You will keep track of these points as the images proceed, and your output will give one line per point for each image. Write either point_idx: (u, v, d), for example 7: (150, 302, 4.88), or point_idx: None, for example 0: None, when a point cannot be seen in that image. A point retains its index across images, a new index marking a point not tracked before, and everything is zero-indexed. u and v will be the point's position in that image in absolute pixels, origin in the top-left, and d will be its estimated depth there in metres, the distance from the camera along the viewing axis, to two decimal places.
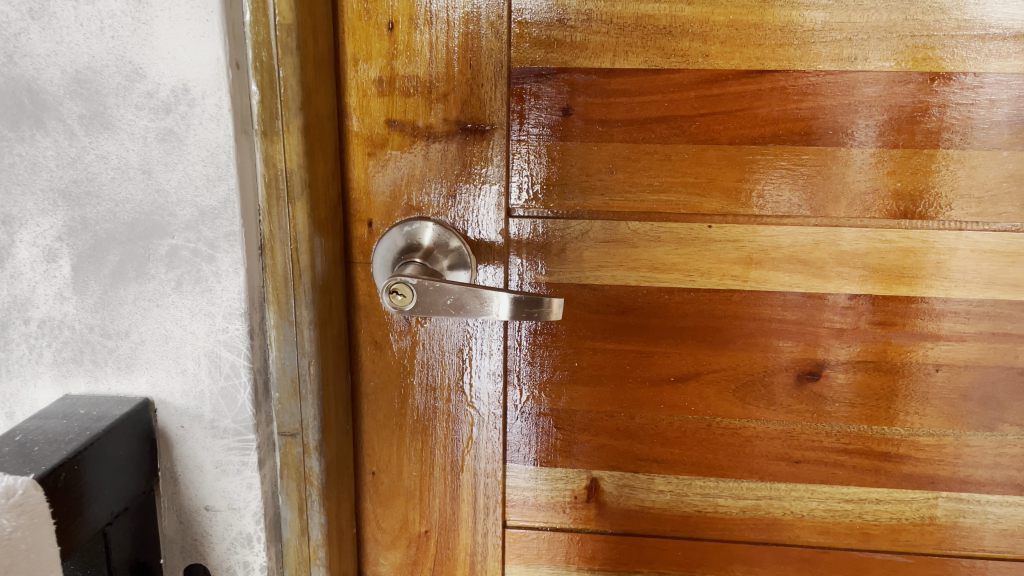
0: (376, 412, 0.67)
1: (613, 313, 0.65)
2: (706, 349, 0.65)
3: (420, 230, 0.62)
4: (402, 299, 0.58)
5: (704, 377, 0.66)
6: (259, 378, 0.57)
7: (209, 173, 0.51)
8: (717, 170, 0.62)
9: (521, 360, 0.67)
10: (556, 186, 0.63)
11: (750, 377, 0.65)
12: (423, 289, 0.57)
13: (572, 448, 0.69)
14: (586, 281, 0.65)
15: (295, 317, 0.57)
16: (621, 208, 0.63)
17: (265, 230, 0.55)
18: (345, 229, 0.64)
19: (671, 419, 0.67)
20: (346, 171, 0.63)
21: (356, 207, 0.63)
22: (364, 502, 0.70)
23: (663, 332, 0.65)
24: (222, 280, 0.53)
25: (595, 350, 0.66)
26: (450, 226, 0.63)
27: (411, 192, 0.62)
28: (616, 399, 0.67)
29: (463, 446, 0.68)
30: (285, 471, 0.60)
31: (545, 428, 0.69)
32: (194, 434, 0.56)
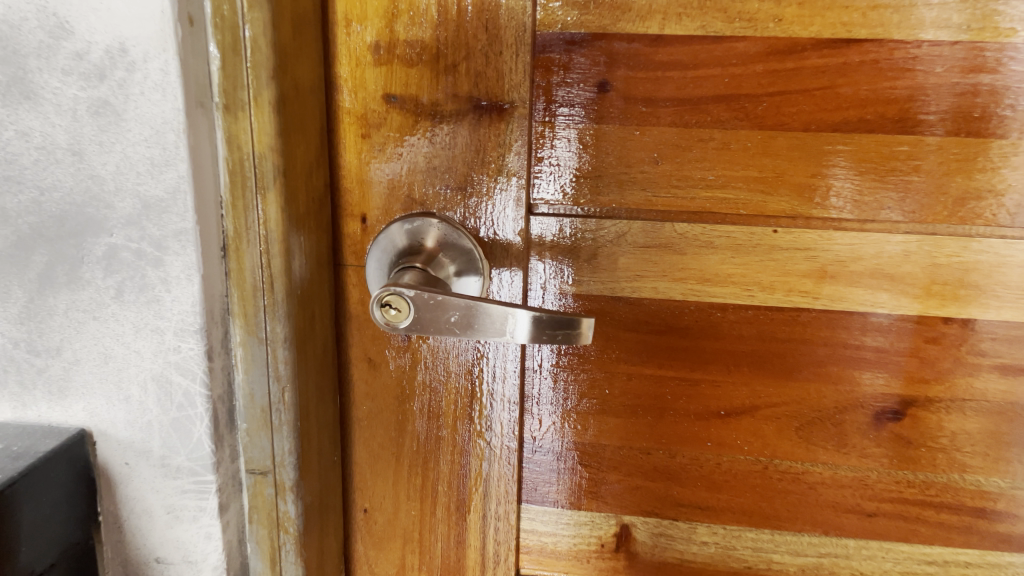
0: (369, 440, 0.57)
1: (653, 333, 0.54)
2: (764, 379, 0.54)
3: (425, 230, 0.52)
4: (396, 313, 0.47)
5: (760, 412, 0.55)
6: (221, 407, 0.47)
7: (154, 157, 0.41)
8: (787, 162, 0.50)
9: (541, 384, 0.56)
10: (587, 177, 0.52)
11: (816, 414, 0.54)
12: (422, 303, 0.46)
13: (600, 489, 0.58)
14: (621, 294, 0.54)
15: (265, 334, 0.47)
16: (668, 207, 0.52)
17: (229, 226, 0.45)
18: (333, 225, 0.53)
19: (719, 460, 0.56)
20: (335, 156, 0.52)
21: (347, 199, 0.53)
22: (354, 543, 0.60)
23: (712, 357, 0.54)
24: (172, 289, 0.43)
25: (631, 376, 0.55)
26: (459, 224, 0.52)
27: (413, 182, 0.52)
28: (652, 434, 0.56)
29: (471, 484, 0.58)
30: (254, 516, 0.50)
31: (568, 465, 0.58)
32: (141, 473, 0.46)
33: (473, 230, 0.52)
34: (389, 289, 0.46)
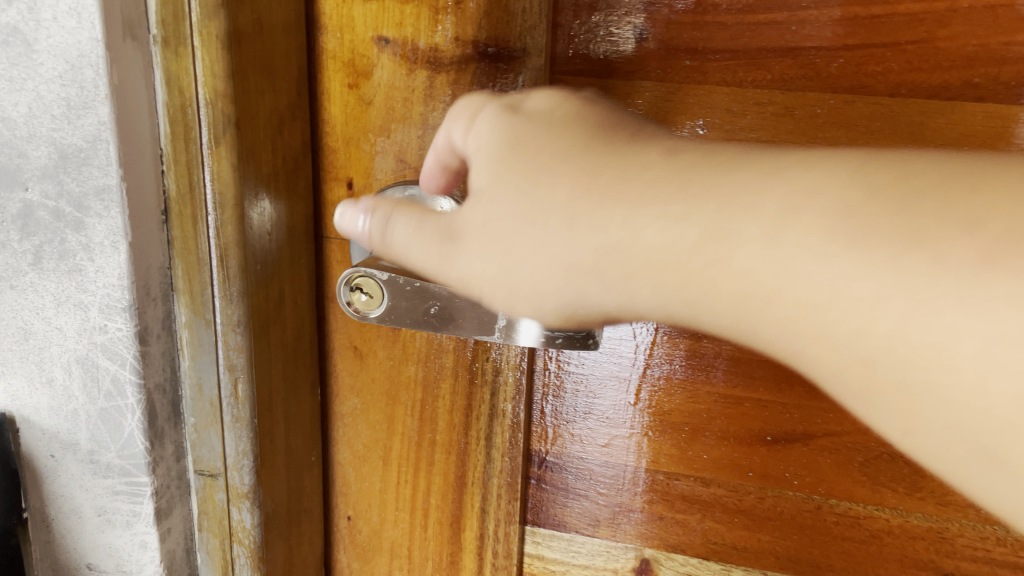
0: (354, 439, 0.50)
1: (687, 337, 0.45)
2: (822, 401, 0.44)
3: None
4: (367, 300, 0.39)
5: (814, 440, 0.45)
6: (162, 399, 0.40)
7: (69, 97, 0.34)
8: (867, 136, 0.40)
9: (554, 391, 0.48)
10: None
11: (886, 447, 0.44)
12: (398, 291, 0.38)
13: (617, 515, 0.49)
14: None
15: (214, 316, 0.40)
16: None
17: (172, 187, 0.38)
18: (316, 191, 0.46)
19: (762, 493, 0.47)
20: (318, 110, 0.44)
21: (332, 160, 0.45)
22: (337, 553, 0.53)
23: (759, 371, 0.45)
24: (95, 258, 0.36)
25: (657, 386, 0.46)
26: None
27: (407, 144, 0.44)
28: (682, 456, 0.47)
29: (467, 499, 0.49)
30: (205, 522, 0.43)
31: (582, 485, 0.49)
32: (68, 468, 0.40)
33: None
34: (357, 271, 0.38)
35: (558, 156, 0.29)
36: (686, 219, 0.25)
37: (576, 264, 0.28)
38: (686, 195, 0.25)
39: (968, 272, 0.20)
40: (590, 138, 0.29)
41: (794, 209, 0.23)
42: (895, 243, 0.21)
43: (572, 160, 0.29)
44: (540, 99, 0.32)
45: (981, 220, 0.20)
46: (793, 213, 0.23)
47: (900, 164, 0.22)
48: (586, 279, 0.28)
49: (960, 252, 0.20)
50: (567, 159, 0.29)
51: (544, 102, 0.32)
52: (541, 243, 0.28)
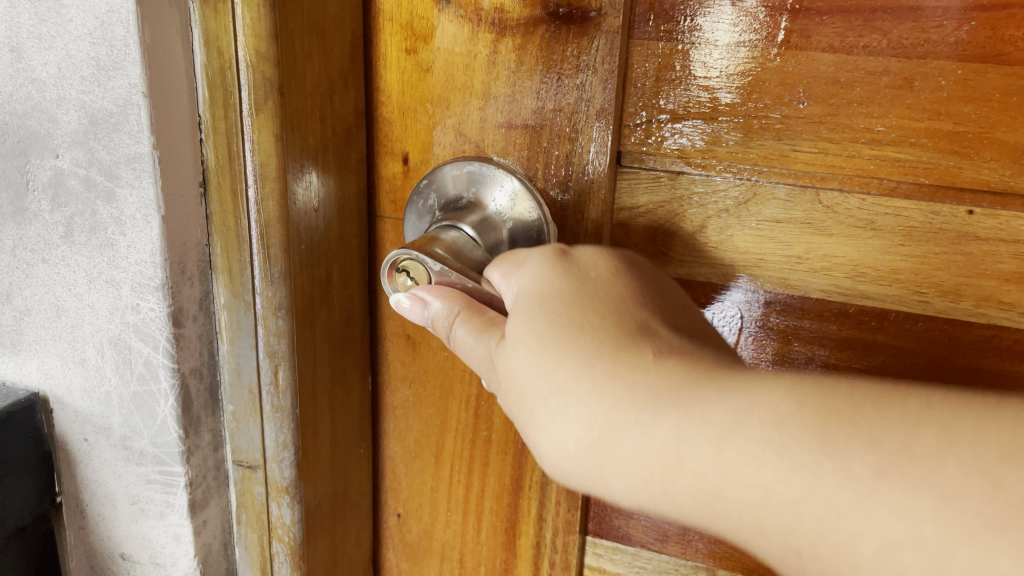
0: (405, 434, 0.47)
1: (774, 339, 0.40)
2: None
3: (478, 178, 0.40)
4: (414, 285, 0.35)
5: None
6: (199, 385, 0.37)
7: (98, 57, 0.31)
8: (999, 112, 0.34)
9: None
10: (699, 120, 0.38)
11: None
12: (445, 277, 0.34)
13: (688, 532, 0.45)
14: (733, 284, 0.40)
15: (254, 298, 0.37)
16: (809, 166, 0.37)
17: (211, 158, 0.35)
18: (371, 165, 0.43)
19: None
20: (373, 76, 0.41)
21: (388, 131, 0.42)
22: (387, 551, 0.50)
23: None
24: (126, 232, 0.34)
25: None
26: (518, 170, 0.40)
27: (468, 116, 0.40)
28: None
29: (524, 504, 0.46)
30: (243, 515, 0.41)
31: None
32: (102, 453, 0.38)
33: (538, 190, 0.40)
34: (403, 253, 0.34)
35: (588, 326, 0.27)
36: (652, 425, 0.25)
37: (587, 442, 0.26)
38: (677, 399, 0.24)
39: (871, 488, 0.21)
40: (617, 312, 0.28)
41: (779, 427, 0.22)
42: (873, 462, 0.21)
43: (588, 331, 0.27)
44: (592, 258, 0.30)
45: (943, 457, 0.20)
46: (778, 430, 0.22)
47: (836, 390, 0.22)
48: (597, 469, 0.26)
49: (944, 479, 0.20)
50: (597, 328, 0.27)
51: (591, 257, 0.31)
52: (555, 413, 0.26)
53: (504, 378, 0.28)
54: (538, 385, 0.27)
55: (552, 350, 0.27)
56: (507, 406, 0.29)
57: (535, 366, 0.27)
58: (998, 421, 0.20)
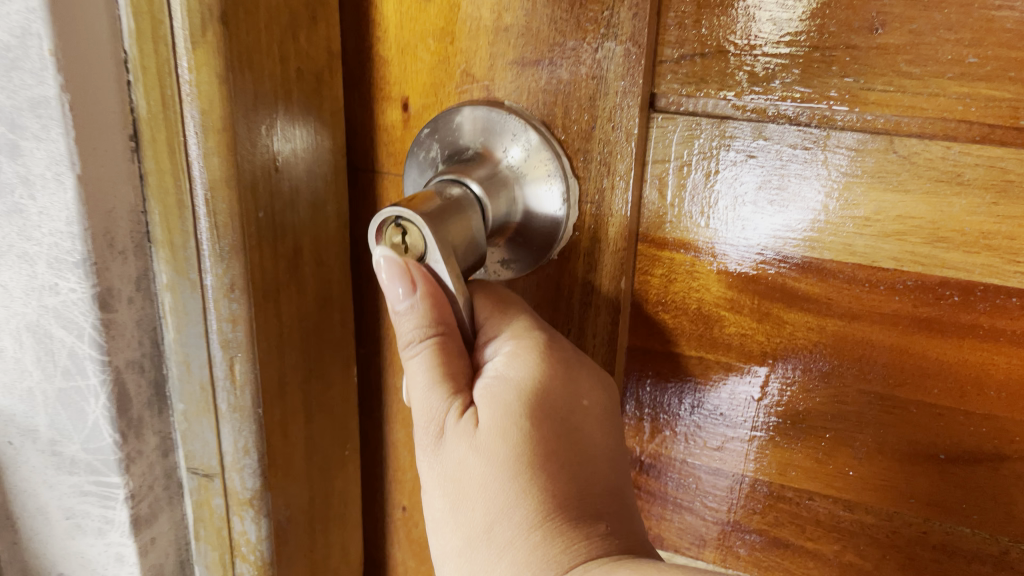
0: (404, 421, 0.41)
1: (837, 319, 0.33)
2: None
3: (486, 128, 0.33)
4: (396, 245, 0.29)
5: (1007, 466, 0.33)
6: (139, 379, 0.31)
7: None
8: None
9: (659, 380, 0.38)
10: (751, 54, 0.31)
11: None
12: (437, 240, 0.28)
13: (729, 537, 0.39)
14: (785, 249, 0.33)
15: (201, 277, 0.30)
16: (884, 107, 0.30)
17: (141, 104, 0.29)
18: (355, 111, 0.36)
19: (925, 528, 0.35)
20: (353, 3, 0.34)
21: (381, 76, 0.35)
22: (389, 549, 0.44)
23: (932, 368, 0.33)
24: (37, 197, 0.28)
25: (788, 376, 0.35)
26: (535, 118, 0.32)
27: (464, 49, 0.33)
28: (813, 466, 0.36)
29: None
30: (201, 530, 0.35)
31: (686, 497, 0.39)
32: (30, 459, 0.32)
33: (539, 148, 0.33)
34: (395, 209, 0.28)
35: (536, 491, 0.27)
36: None
37: None
38: (601, 572, 0.24)
39: None
40: (572, 479, 0.28)
41: None
42: None
43: (543, 479, 0.27)
44: (595, 388, 0.31)
45: None
46: None
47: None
48: None
49: None
50: (550, 486, 0.27)
51: (589, 380, 0.31)
52: (483, 571, 0.27)
53: (450, 497, 0.28)
54: (492, 511, 0.27)
55: (515, 484, 0.27)
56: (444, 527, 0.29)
57: (488, 489, 0.27)
58: None
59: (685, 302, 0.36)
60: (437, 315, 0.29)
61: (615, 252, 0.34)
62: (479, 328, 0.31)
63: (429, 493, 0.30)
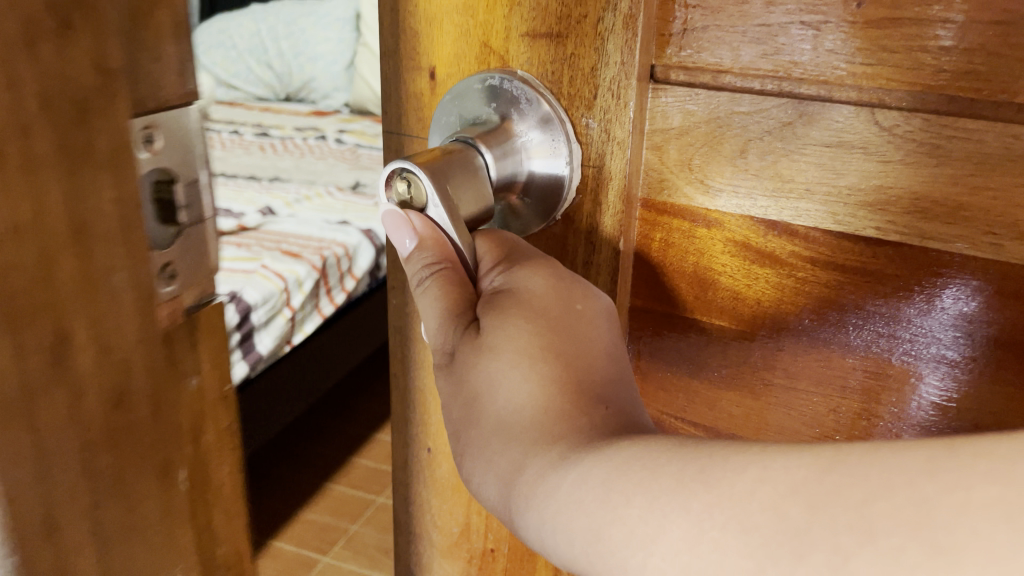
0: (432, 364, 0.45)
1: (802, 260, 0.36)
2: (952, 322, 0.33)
3: (499, 90, 0.37)
4: (479, 99, 0.38)
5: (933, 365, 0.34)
6: None
7: None
8: None
9: (654, 323, 0.40)
10: (724, 22, 0.33)
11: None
12: (511, 100, 0.37)
13: None
14: (763, 210, 0.35)
15: None
16: (878, 84, 0.32)
17: None
18: (400, 78, 0.40)
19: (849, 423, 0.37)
20: None
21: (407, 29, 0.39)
22: (421, 490, 0.49)
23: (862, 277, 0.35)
24: None
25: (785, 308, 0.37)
26: (534, 84, 0.37)
27: (494, 15, 0.37)
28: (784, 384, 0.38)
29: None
30: None
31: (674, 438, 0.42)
32: None
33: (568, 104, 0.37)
34: (500, 68, 0.37)
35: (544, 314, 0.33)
36: (562, 471, 0.27)
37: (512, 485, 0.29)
38: (621, 452, 0.26)
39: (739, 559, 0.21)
40: (571, 368, 0.32)
41: (664, 482, 0.23)
42: (842, 475, 0.20)
43: (555, 361, 0.32)
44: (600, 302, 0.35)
45: (869, 477, 0.19)
46: (670, 486, 0.23)
47: (720, 458, 0.23)
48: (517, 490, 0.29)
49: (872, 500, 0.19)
50: (555, 377, 0.31)
51: (591, 300, 0.35)
52: (501, 439, 0.31)
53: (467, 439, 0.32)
54: (522, 352, 0.32)
55: (526, 367, 0.31)
56: (472, 485, 0.32)
57: (502, 375, 0.31)
58: (943, 462, 0.18)
59: (664, 262, 0.39)
60: (442, 253, 0.35)
61: (616, 212, 0.37)
62: (484, 259, 0.36)
63: (450, 407, 0.34)
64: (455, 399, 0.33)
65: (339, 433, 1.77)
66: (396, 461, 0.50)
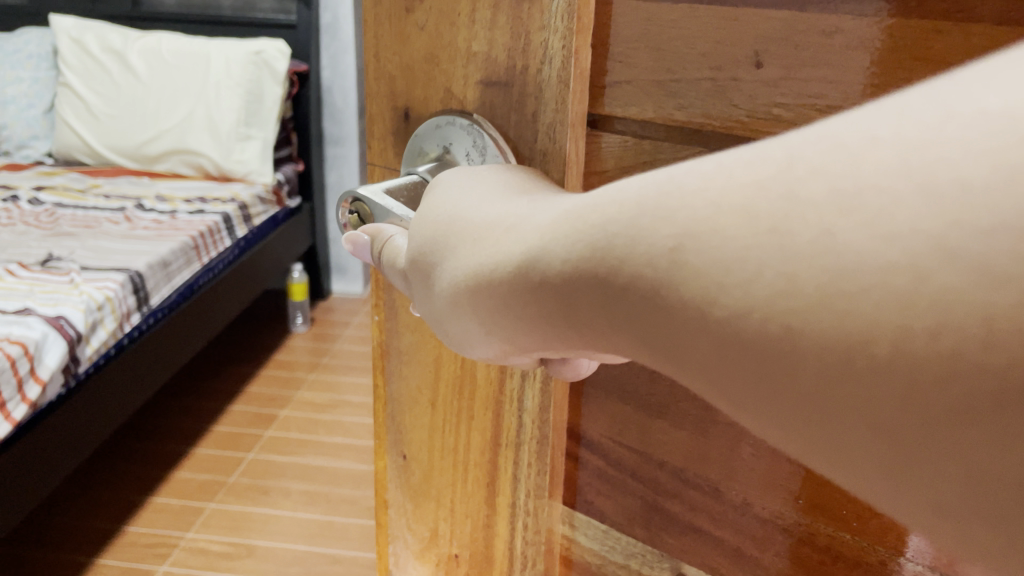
0: (409, 378, 0.49)
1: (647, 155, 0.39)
2: None
3: (446, 129, 0.42)
4: (434, 137, 0.42)
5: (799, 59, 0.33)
6: None
7: None
8: None
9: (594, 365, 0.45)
10: (650, 77, 0.38)
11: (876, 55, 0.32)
12: (455, 135, 0.42)
13: (639, 511, 0.45)
14: None
15: None
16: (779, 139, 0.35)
17: None
18: (382, 121, 0.45)
19: None
20: (379, 34, 0.43)
21: (382, 79, 0.44)
22: (398, 496, 0.53)
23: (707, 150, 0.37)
24: None
25: None
26: (469, 118, 0.41)
27: (453, 67, 0.41)
28: (738, 483, 0.40)
29: (524, 450, 0.45)
30: None
31: (608, 469, 0.46)
32: None
33: (521, 141, 0.40)
34: (444, 108, 0.42)
35: (506, 184, 0.35)
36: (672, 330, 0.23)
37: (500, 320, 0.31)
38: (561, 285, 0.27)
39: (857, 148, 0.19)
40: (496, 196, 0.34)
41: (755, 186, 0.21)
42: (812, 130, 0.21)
43: (481, 195, 0.34)
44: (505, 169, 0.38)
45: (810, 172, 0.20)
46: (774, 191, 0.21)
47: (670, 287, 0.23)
48: (505, 318, 0.31)
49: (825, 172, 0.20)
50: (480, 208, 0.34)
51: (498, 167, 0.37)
52: (464, 292, 0.32)
53: (502, 229, 0.32)
54: (452, 210, 0.34)
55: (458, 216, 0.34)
56: (551, 326, 0.29)
57: (449, 233, 0.34)
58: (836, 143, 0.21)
59: None
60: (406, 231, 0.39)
61: None
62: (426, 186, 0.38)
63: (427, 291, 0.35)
64: (477, 233, 0.32)
65: (111, 504, 1.78)
66: (380, 465, 0.54)
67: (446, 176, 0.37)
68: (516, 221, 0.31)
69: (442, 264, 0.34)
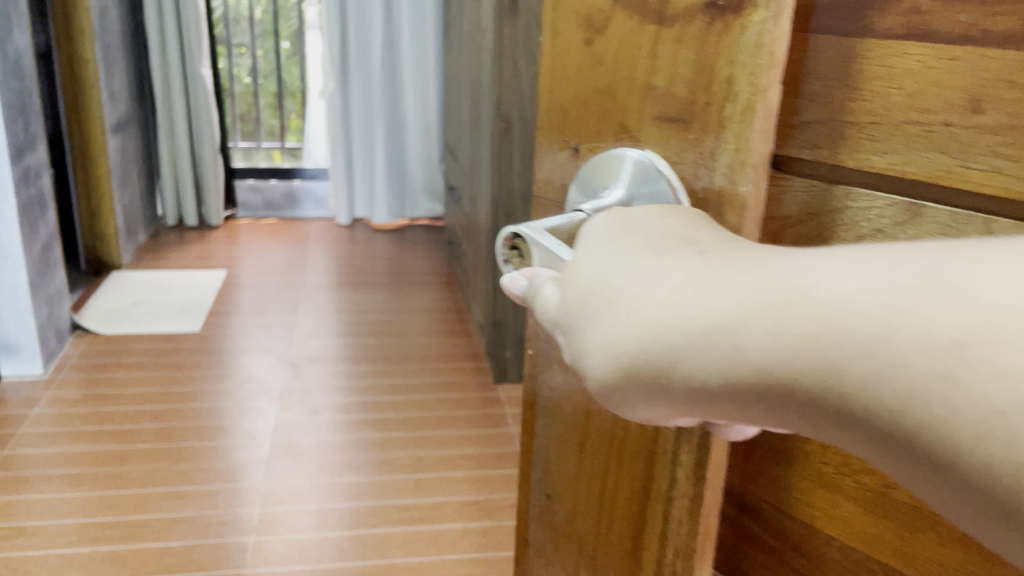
0: (560, 410, 0.51)
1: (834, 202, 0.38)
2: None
3: (617, 161, 0.42)
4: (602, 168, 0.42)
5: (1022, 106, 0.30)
6: None
7: None
8: None
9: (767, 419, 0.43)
10: (845, 117, 0.36)
11: None
12: (624, 166, 0.41)
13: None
14: None
15: None
16: (991, 192, 0.32)
17: None
18: (561, 148, 0.47)
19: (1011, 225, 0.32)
20: (563, 62, 0.46)
21: (571, 104, 0.45)
22: (541, 525, 0.54)
23: (903, 198, 0.35)
24: None
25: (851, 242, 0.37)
26: (640, 150, 0.41)
27: (631, 102, 0.41)
28: (915, 571, 0.37)
29: (674, 508, 0.41)
30: None
31: (771, 533, 0.44)
32: None
33: (694, 178, 0.38)
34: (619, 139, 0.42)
35: (664, 229, 0.35)
36: (898, 424, 0.25)
37: (659, 390, 0.32)
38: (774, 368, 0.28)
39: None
40: (665, 252, 0.33)
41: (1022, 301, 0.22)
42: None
43: (646, 256, 0.33)
44: (661, 206, 0.37)
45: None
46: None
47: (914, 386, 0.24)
48: (666, 387, 0.31)
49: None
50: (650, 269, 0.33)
51: (655, 208, 0.36)
52: (614, 356, 0.33)
53: (667, 291, 0.31)
54: (614, 272, 0.34)
55: (620, 276, 0.33)
56: (731, 401, 0.30)
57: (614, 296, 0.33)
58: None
59: None
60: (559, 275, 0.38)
61: None
62: (587, 231, 0.37)
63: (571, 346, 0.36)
64: (632, 290, 0.32)
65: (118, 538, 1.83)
66: (524, 491, 0.56)
67: (584, 237, 0.37)
68: (692, 280, 0.31)
69: (591, 326, 0.34)
